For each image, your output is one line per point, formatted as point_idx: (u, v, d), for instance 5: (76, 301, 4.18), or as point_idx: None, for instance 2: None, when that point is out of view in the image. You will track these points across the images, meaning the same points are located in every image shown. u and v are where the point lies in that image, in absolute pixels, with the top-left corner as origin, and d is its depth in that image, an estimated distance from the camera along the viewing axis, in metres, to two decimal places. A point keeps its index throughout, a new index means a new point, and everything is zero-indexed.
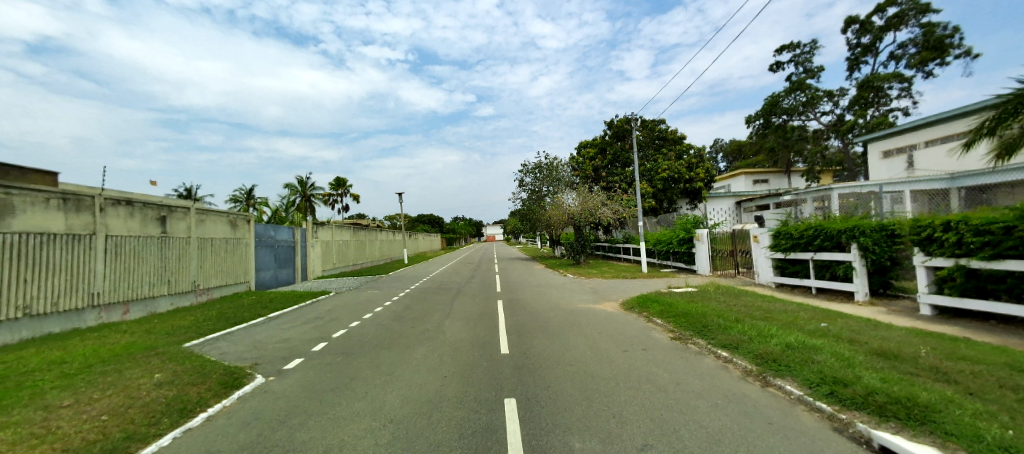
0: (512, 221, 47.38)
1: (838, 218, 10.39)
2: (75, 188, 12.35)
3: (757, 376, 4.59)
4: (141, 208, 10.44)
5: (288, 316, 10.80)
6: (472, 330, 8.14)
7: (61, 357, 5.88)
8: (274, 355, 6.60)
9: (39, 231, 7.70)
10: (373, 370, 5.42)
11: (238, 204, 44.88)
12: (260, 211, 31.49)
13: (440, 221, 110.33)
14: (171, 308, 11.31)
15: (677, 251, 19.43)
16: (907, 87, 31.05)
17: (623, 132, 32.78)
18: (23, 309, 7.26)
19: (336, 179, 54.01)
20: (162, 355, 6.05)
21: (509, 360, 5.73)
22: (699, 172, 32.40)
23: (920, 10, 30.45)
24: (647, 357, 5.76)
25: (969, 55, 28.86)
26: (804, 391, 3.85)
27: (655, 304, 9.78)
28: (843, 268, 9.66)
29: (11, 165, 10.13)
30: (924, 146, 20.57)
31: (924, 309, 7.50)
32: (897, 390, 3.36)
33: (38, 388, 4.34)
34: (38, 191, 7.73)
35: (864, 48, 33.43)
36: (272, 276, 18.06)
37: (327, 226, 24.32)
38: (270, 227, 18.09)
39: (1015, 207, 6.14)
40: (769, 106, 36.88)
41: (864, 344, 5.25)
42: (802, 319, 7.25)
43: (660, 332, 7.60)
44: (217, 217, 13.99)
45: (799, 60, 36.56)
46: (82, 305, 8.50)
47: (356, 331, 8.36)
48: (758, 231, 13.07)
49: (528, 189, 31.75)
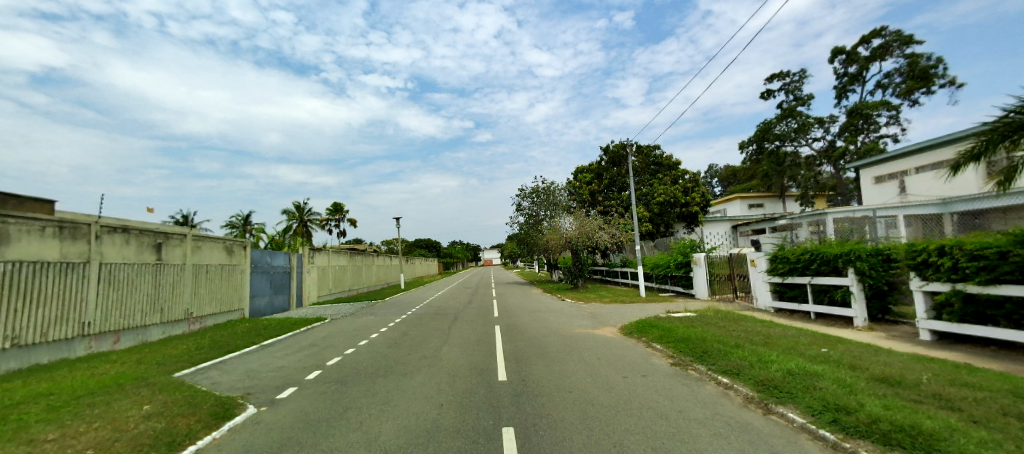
0: (510, 246, 47.27)
1: (834, 242, 10.47)
2: (71, 215, 12.34)
3: (759, 404, 4.52)
4: (137, 235, 10.42)
5: (282, 343, 10.61)
6: (470, 357, 8.03)
7: (47, 388, 5.73)
8: (267, 384, 6.47)
9: (32, 259, 7.63)
10: (368, 399, 5.32)
11: (235, 230, 44.91)
12: (257, 237, 31.40)
13: (438, 245, 110.41)
14: (162, 337, 11.10)
15: (676, 275, 19.37)
16: (895, 114, 31.95)
17: (620, 157, 33.24)
18: (12, 339, 7.11)
19: (334, 204, 54.19)
20: (152, 386, 5.91)
21: (507, 388, 5.65)
22: (695, 197, 32.78)
23: (903, 41, 31.66)
24: (647, 384, 5.70)
25: (953, 85, 29.88)
26: (808, 419, 3.78)
27: (654, 330, 9.68)
28: (841, 292, 9.65)
29: (8, 193, 10.15)
30: (915, 172, 20.97)
31: (924, 334, 7.50)
32: (901, 418, 3.32)
33: (23, 422, 4.21)
34: (34, 219, 7.72)
35: (851, 77, 34.54)
36: (267, 302, 17.84)
37: (324, 252, 24.23)
38: (266, 253, 18.00)
39: (1009, 232, 6.18)
40: (762, 132, 37.70)
41: (866, 370, 5.20)
42: (802, 344, 7.20)
43: (660, 357, 7.53)
44: (213, 243, 13.95)
45: (789, 88, 37.66)
46: (72, 335, 8.35)
47: (351, 359, 8.23)
48: (755, 254, 13.12)
49: (526, 213, 31.96)
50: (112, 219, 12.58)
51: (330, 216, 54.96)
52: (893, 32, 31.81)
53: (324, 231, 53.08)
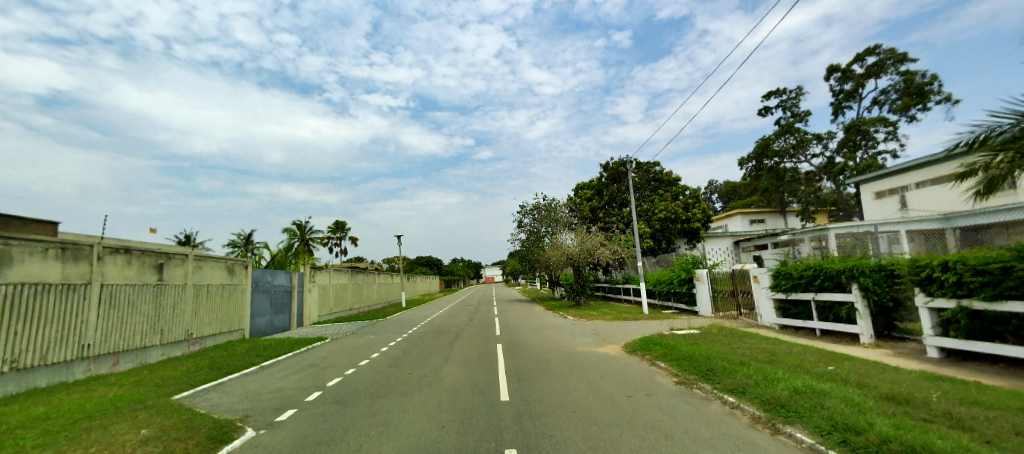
0: (511, 264, 46.97)
1: (837, 258, 10.41)
2: (73, 236, 12.41)
3: (766, 423, 4.45)
4: (140, 255, 10.46)
5: (281, 364, 10.47)
6: (472, 376, 7.98)
7: (45, 413, 5.66)
8: (266, 406, 6.39)
9: (34, 281, 7.63)
10: (369, 420, 5.24)
11: (236, 249, 45.09)
12: (257, 256, 31.28)
13: (439, 263, 110.67)
14: (162, 358, 11.02)
15: (678, 292, 19.22)
16: (892, 130, 32.25)
17: (619, 174, 33.46)
18: (11, 363, 7.05)
19: (336, 223, 54.72)
20: (150, 409, 5.85)
21: (509, 407, 5.58)
22: (696, 212, 32.91)
23: (897, 59, 32.18)
24: (651, 404, 5.59)
25: (949, 101, 30.24)
26: (816, 439, 3.71)
27: (658, 347, 9.59)
28: (846, 309, 9.57)
29: (12, 216, 10.27)
30: (916, 187, 21.03)
31: (932, 351, 7.42)
32: (911, 438, 3.26)
33: (19, 447, 4.17)
34: (38, 241, 7.77)
35: (847, 94, 35.01)
36: (268, 323, 17.73)
37: (325, 270, 24.19)
38: (267, 272, 18.00)
39: (1012, 247, 6.15)
40: (761, 148, 37.79)
41: (873, 389, 5.12)
42: (809, 361, 7.12)
43: (665, 376, 7.43)
44: (215, 262, 13.97)
45: (786, 105, 38.19)
46: (71, 358, 8.29)
47: (351, 379, 8.15)
48: (758, 270, 13.06)
49: (528, 230, 32.03)
50: (116, 239, 12.65)
51: (331, 234, 55.34)
52: (887, 50, 32.37)
53: (325, 248, 53.32)
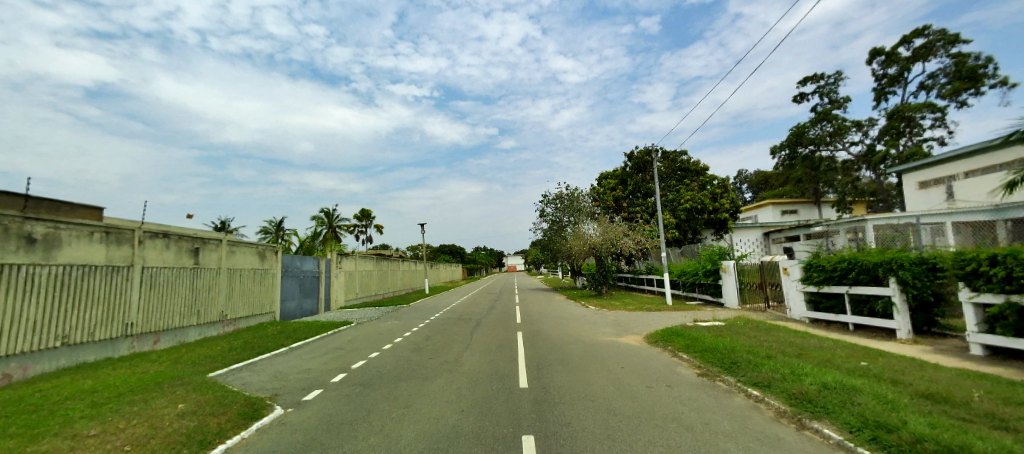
0: (533, 253, 46.91)
1: (874, 250, 9.91)
2: (117, 221, 13.13)
3: (791, 418, 4.32)
4: (177, 240, 10.96)
5: (308, 347, 10.86)
6: (491, 363, 8.08)
7: (93, 386, 6.08)
8: (294, 386, 6.65)
9: (81, 263, 8.12)
10: (391, 403, 5.39)
11: (268, 235, 46.79)
12: (287, 242, 32.37)
13: (462, 250, 111.90)
14: (199, 338, 11.62)
15: (703, 283, 18.81)
16: (940, 116, 30.20)
17: (644, 163, 32.76)
18: (63, 338, 7.58)
19: (362, 211, 55.95)
20: (187, 385, 6.19)
21: (528, 395, 5.63)
22: (724, 203, 31.95)
23: (948, 40, 29.95)
24: (671, 395, 5.51)
25: (1006, 85, 28.03)
26: (845, 435, 3.57)
27: (681, 338, 9.44)
28: (882, 303, 9.13)
29: (62, 201, 10.94)
30: (964, 176, 19.72)
31: (975, 348, 7.01)
32: (948, 438, 3.10)
33: (69, 416, 4.50)
34: (84, 225, 8.23)
35: (891, 78, 32.92)
36: (297, 306, 18.39)
37: (351, 257, 24.83)
38: (296, 258, 18.61)
39: None
40: (795, 136, 36.07)
41: (909, 386, 4.88)
42: (840, 356, 6.85)
43: (687, 367, 7.30)
44: (247, 248, 14.51)
45: (824, 91, 36.28)
46: (116, 335, 8.84)
47: (375, 363, 8.38)
48: (788, 262, 12.59)
49: (550, 219, 31.89)
50: (156, 225, 13.31)
51: (358, 222, 56.66)
52: (937, 30, 30.16)
53: (351, 235, 54.67)
